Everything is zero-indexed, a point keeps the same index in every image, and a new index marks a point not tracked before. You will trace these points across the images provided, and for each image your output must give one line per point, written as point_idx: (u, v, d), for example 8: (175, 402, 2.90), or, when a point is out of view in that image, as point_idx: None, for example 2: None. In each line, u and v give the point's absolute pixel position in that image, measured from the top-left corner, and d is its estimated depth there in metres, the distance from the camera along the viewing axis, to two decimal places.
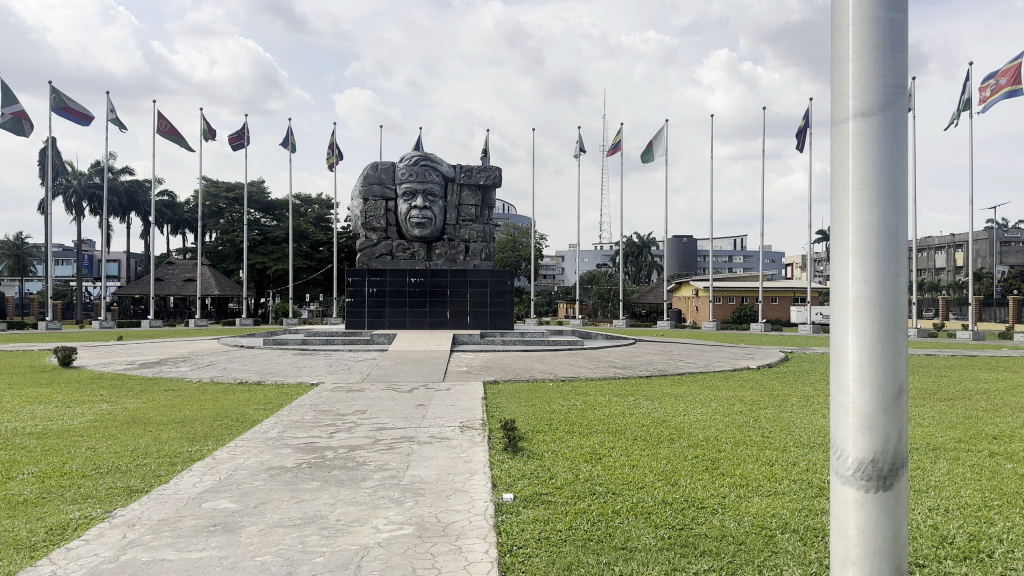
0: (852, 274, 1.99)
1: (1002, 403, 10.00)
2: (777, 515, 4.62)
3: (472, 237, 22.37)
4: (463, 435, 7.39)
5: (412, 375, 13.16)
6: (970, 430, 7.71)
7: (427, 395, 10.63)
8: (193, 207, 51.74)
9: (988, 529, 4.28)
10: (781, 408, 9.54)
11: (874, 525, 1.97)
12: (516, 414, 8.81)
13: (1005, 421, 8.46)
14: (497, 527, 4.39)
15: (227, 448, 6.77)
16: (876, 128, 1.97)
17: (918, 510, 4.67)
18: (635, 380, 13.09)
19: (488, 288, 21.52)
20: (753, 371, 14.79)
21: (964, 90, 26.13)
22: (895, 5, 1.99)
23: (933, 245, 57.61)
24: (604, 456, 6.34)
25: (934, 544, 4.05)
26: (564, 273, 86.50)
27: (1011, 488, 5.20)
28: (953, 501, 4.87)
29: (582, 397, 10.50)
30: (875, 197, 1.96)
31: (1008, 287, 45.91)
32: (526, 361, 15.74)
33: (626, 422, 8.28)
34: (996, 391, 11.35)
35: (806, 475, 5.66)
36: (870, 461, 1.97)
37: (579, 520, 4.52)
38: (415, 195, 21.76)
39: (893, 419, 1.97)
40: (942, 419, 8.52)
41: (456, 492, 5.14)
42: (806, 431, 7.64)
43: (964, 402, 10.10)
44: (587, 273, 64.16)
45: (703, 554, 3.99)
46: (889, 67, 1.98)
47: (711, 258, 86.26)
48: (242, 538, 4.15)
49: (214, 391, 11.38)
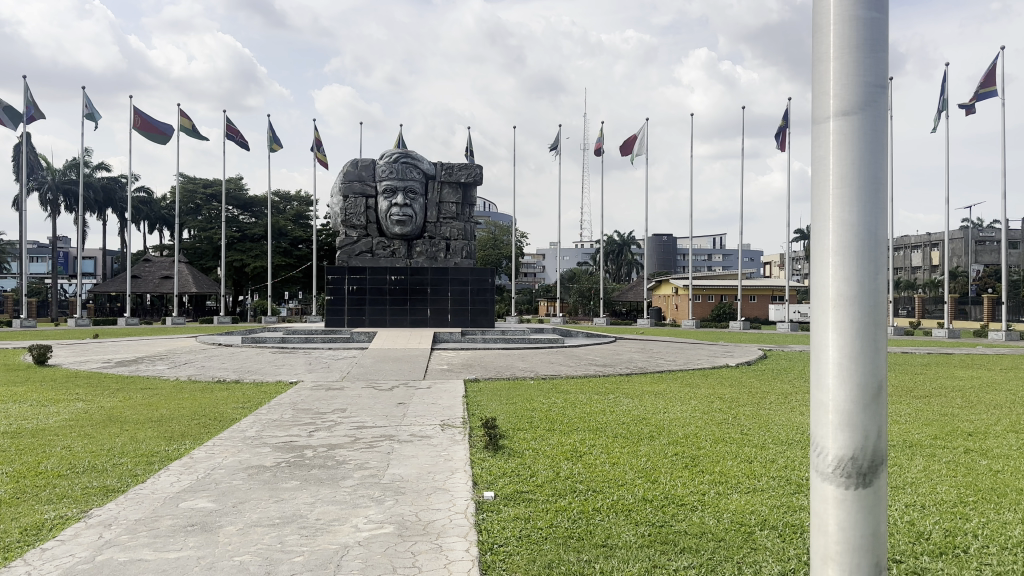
0: (832, 271, 2.01)
1: (978, 400, 10.14)
2: (756, 512, 4.66)
3: (453, 235, 22.31)
4: (443, 434, 7.37)
5: (392, 373, 13.09)
6: (946, 426, 7.84)
7: (408, 393, 10.59)
8: (170, 204, 51.19)
9: (963, 525, 4.35)
10: (761, 405, 9.61)
11: (854, 523, 1.99)
12: (498, 412, 8.81)
13: (979, 418, 8.59)
14: (478, 525, 4.38)
15: (205, 447, 6.69)
16: (856, 126, 1.98)
17: (894, 506, 4.72)
18: (615, 378, 13.14)
19: (469, 287, 21.46)
20: (733, 369, 14.91)
21: (941, 92, 26.49)
22: (875, 6, 2.01)
23: (909, 244, 58.28)
24: (584, 454, 6.35)
25: (911, 540, 4.10)
26: (545, 271, 86.69)
27: (986, 484, 5.28)
28: (930, 498, 4.94)
29: (564, 395, 10.53)
30: (856, 196, 1.97)
31: (983, 286, 46.66)
32: (507, 359, 15.75)
33: (608, 420, 8.30)
34: (974, 389, 11.47)
35: (784, 472, 5.71)
36: (850, 459, 1.98)
37: (560, 518, 4.53)
38: (396, 193, 21.68)
39: (873, 417, 1.99)
40: (919, 416, 8.63)
41: (437, 491, 5.13)
42: (784, 428, 7.71)
43: (940, 399, 10.25)
44: (568, 271, 64.32)
45: (682, 551, 4.02)
46: (871, 66, 2.00)
47: (691, 256, 86.85)
48: (220, 538, 4.11)
49: (192, 390, 11.26)
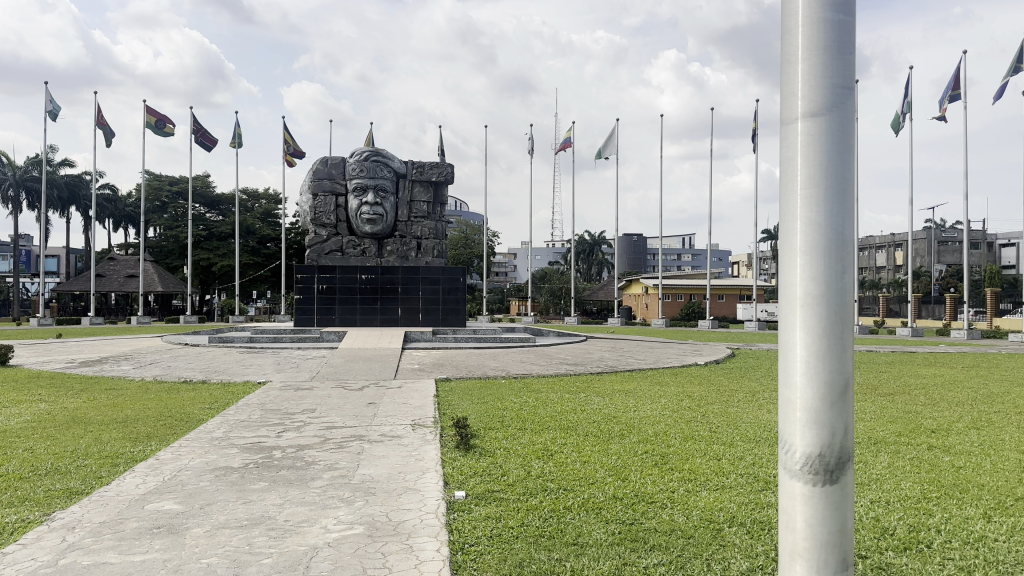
0: (800, 270, 2.03)
1: (941, 398, 10.34)
2: (725, 509, 4.70)
3: (424, 234, 22.26)
4: (414, 433, 7.34)
5: (362, 373, 13.01)
6: (909, 424, 7.99)
7: (378, 393, 10.51)
8: (136, 201, 50.32)
9: (927, 521, 4.43)
10: (728, 403, 9.70)
11: (821, 519, 2.02)
12: (469, 411, 8.78)
13: (942, 415, 8.76)
14: (449, 525, 4.37)
15: (172, 448, 6.59)
16: (823, 128, 2.01)
17: (860, 503, 4.80)
18: (587, 377, 13.18)
19: (440, 286, 21.42)
20: (702, 367, 15.03)
21: (906, 94, 26.97)
22: (843, 8, 2.04)
23: (874, 245, 59.39)
24: (555, 453, 6.36)
25: (876, 536, 4.17)
26: (516, 270, 86.80)
27: (949, 481, 5.40)
28: (894, 494, 5.03)
29: (535, 394, 10.53)
30: (823, 196, 2.00)
31: (945, 285, 47.70)
32: (478, 359, 15.72)
33: (578, 418, 8.33)
34: (936, 387, 11.72)
35: (753, 469, 5.78)
36: (818, 456, 2.01)
37: (531, 517, 4.53)
38: (366, 191, 21.53)
39: (839, 414, 2.02)
40: (882, 414, 8.79)
41: (407, 491, 5.10)
42: (752, 426, 7.80)
43: (904, 397, 10.42)
44: (539, 271, 64.48)
45: (652, 548, 4.04)
46: (838, 69, 2.03)
47: (661, 255, 87.56)
48: (186, 540, 4.05)
49: (158, 390, 11.08)
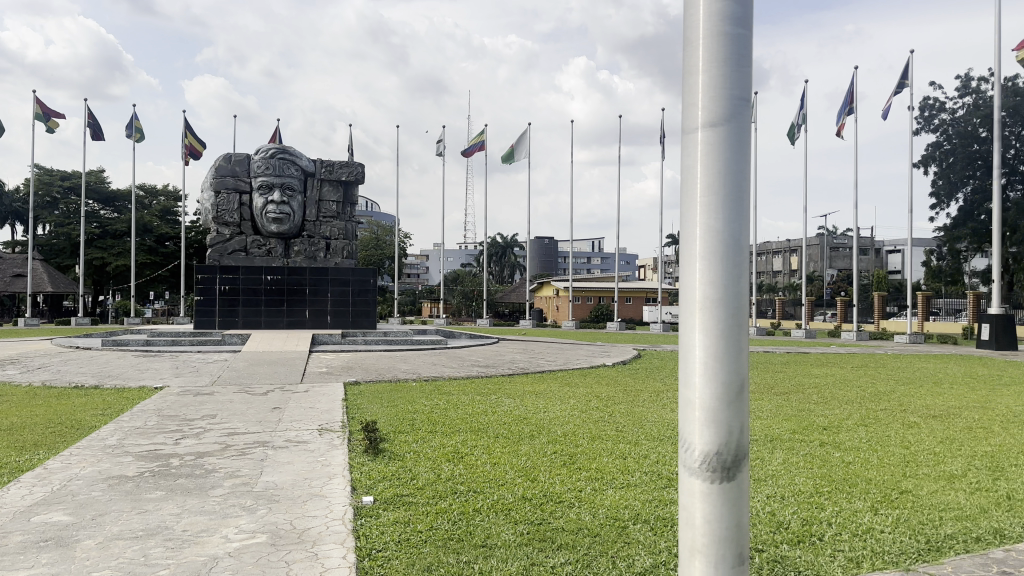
0: (700, 275, 2.10)
1: (832, 395, 10.92)
2: (630, 507, 4.82)
3: (333, 234, 21.85)
4: (321, 438, 7.18)
5: (268, 376, 12.64)
6: (802, 421, 8.41)
7: (283, 397, 10.24)
8: (22, 196, 47.27)
9: (818, 514, 4.66)
10: (635, 403, 9.94)
11: (718, 515, 2.09)
12: (378, 415, 8.67)
13: (832, 412, 9.27)
14: (356, 531, 4.29)
15: (61, 457, 6.22)
16: (722, 138, 2.08)
17: (757, 498, 5.02)
18: (497, 379, 13.24)
19: (350, 288, 21.05)
20: (610, 368, 15.34)
21: (801, 107, 28.38)
22: (741, 23, 2.12)
23: (771, 250, 62.27)
24: (465, 455, 6.36)
25: (772, 529, 4.36)
26: (428, 272, 86.41)
27: (838, 474, 5.71)
28: (789, 488, 5.28)
29: (445, 397, 10.50)
30: (721, 204, 2.07)
31: (836, 289, 50.48)
32: (389, 361, 15.55)
33: (489, 420, 8.35)
34: (828, 385, 12.37)
35: (657, 467, 5.94)
36: (715, 453, 2.08)
37: (439, 520, 4.51)
38: (272, 189, 20.96)
39: (735, 413, 2.10)
40: (778, 412, 9.22)
41: (313, 497, 4.99)
42: (657, 425, 8.02)
43: (798, 395, 10.96)
44: (451, 273, 64.36)
45: (559, 547, 4.09)
46: (736, 81, 2.10)
47: (571, 258, 88.97)
48: (76, 553, 3.83)
49: (45, 396, 10.44)
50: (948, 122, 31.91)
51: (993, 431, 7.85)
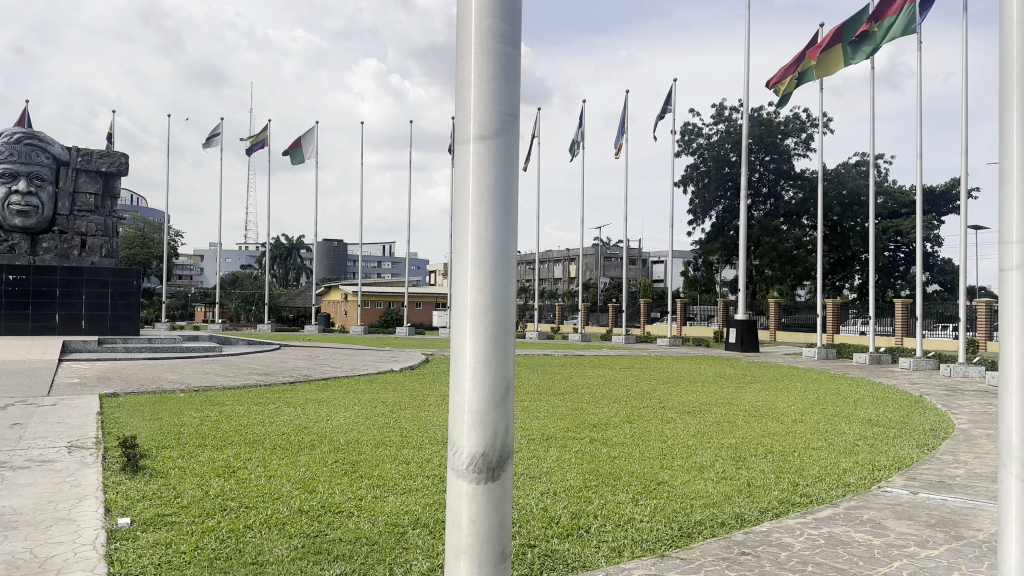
0: (471, 282, 2.15)
1: (602, 395, 11.70)
2: (410, 512, 4.82)
3: (90, 230, 19.62)
4: (71, 457, 6.42)
5: (7, 389, 11.09)
6: (575, 420, 8.93)
7: (26, 413, 9.03)
8: None
9: (586, 507, 4.97)
10: (419, 408, 9.97)
11: (483, 514, 2.15)
12: (140, 429, 7.93)
13: (602, 411, 9.93)
14: (109, 557, 3.89)
15: None
16: (491, 151, 2.15)
17: (532, 495, 5.25)
18: (278, 387, 12.66)
19: (110, 290, 19.04)
20: (396, 374, 15.28)
21: (580, 125, 30.17)
22: (510, 39, 2.20)
23: (552, 258, 65.58)
24: (239, 469, 6.00)
25: (543, 525, 4.59)
26: (203, 274, 80.72)
27: (606, 469, 6.13)
28: (561, 484, 5.58)
29: (219, 407, 9.84)
30: (491, 215, 2.14)
31: (609, 296, 54.26)
32: (156, 370, 14.29)
33: (266, 431, 7.95)
34: (599, 386, 13.25)
35: (438, 471, 6.01)
36: (481, 455, 2.14)
37: (206, 539, 4.22)
38: (17, 177, 18.53)
39: (500, 417, 2.18)
40: (554, 411, 9.71)
41: (58, 522, 4.44)
42: (440, 429, 8.11)
43: (573, 396, 11.61)
44: (230, 276, 60.64)
45: (336, 559, 3.99)
46: (505, 96, 2.18)
47: (359, 263, 87.56)
48: None
49: None
50: (704, 146, 35.52)
51: (736, 425, 8.84)
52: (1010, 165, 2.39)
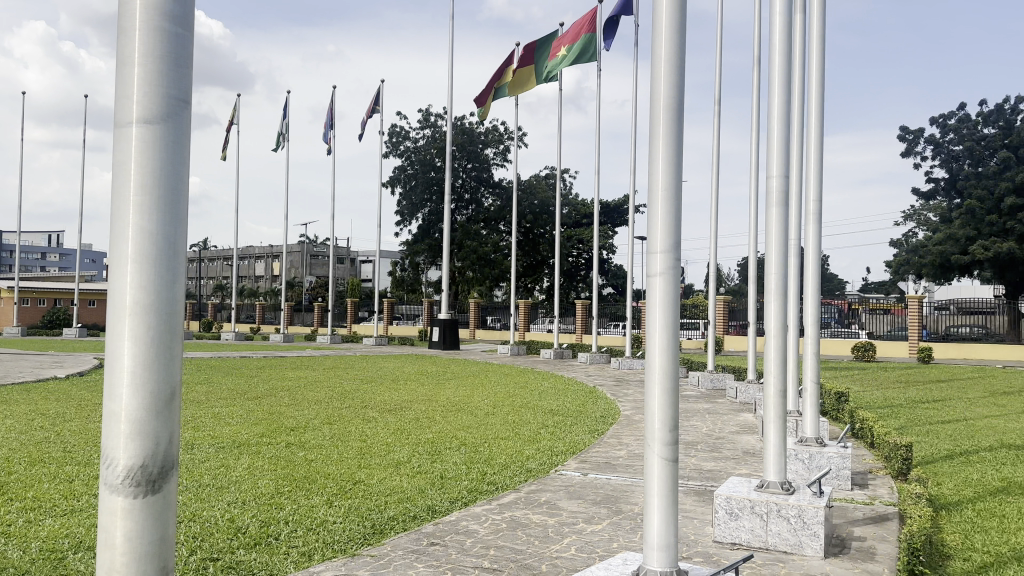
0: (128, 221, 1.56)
1: (302, 398, 11.36)
2: (71, 536, 4.25)
3: None
4: None
5: None
6: (271, 424, 8.56)
7: None
8: None
9: (278, 514, 4.79)
10: (89, 419, 8.82)
11: (141, 536, 1.53)
12: None
13: (301, 414, 9.64)
14: None
15: None
16: (163, 46, 1.60)
17: (218, 506, 4.93)
18: None
19: None
20: (63, 381, 13.35)
21: (285, 117, 29.01)
22: None
23: (253, 255, 62.39)
24: None
25: (230, 536, 4.34)
26: None
27: (301, 473, 5.96)
28: (251, 492, 5.32)
29: None
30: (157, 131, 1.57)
31: (314, 295, 53.07)
32: None
33: None
34: (299, 388, 12.86)
35: None
36: (140, 467, 1.54)
37: None
38: None
39: (166, 417, 1.60)
40: (248, 417, 9.21)
41: None
42: None
43: (270, 399, 11.12)
44: None
45: None
46: None
47: (17, 254, 75.33)
48: None
49: None
50: (411, 149, 36.22)
51: (433, 420, 9.16)
52: (657, 186, 2.80)
